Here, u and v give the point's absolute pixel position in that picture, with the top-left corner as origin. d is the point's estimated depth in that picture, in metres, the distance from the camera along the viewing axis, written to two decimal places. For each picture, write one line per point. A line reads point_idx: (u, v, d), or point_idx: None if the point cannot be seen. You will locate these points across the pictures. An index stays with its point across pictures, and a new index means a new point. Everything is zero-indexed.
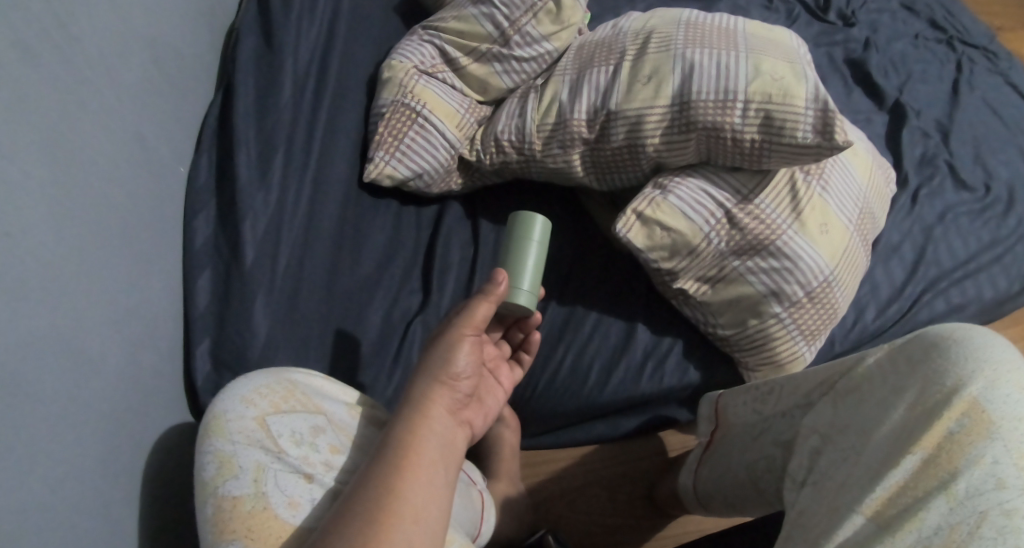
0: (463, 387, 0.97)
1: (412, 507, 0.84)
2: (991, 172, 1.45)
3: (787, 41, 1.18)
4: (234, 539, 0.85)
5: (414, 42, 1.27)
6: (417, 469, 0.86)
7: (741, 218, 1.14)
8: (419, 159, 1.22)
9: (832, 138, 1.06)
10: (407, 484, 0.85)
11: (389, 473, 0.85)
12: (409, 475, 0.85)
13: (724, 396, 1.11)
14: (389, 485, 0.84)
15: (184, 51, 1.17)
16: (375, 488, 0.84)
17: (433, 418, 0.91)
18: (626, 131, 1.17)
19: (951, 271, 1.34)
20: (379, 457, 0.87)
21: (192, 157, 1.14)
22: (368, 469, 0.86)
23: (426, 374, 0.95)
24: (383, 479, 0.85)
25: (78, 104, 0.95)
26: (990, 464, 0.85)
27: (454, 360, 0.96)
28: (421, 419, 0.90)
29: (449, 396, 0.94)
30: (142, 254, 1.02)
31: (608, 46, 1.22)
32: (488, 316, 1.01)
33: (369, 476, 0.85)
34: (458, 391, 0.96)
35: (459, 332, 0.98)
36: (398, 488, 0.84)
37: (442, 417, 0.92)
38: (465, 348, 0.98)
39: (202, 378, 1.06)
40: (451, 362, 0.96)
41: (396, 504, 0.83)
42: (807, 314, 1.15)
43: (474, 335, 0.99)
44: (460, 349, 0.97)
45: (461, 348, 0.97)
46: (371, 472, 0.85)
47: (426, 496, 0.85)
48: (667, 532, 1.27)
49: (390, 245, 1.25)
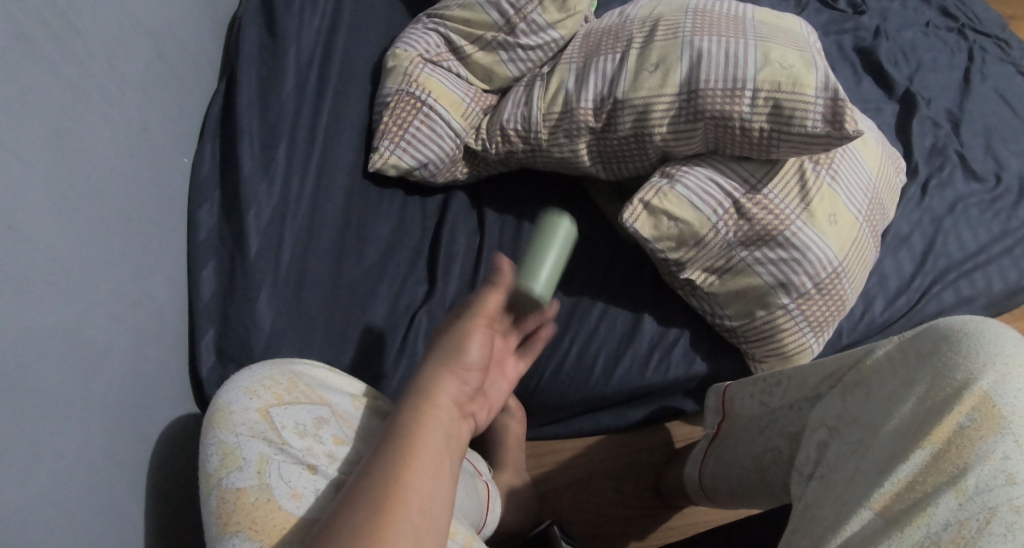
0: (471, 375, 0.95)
1: (416, 498, 0.83)
2: (1002, 163, 1.43)
3: (796, 28, 1.16)
4: (237, 532, 0.86)
5: (419, 31, 1.26)
6: (423, 458, 0.86)
7: (750, 208, 1.13)
8: (425, 149, 1.21)
9: (843, 127, 1.05)
10: (414, 472, 0.84)
11: (393, 463, 0.85)
12: (416, 464, 0.85)
13: (733, 387, 1.10)
14: (394, 474, 0.84)
15: (186, 40, 1.16)
16: (379, 478, 0.84)
17: (439, 406, 0.90)
18: (633, 120, 1.16)
19: (960, 263, 1.32)
20: (385, 445, 0.86)
21: (195, 148, 1.14)
22: (373, 457, 0.85)
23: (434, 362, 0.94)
24: (389, 468, 0.84)
25: (79, 98, 0.95)
26: (1000, 459, 0.84)
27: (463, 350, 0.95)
28: (427, 408, 0.89)
29: (458, 385, 0.93)
30: (144, 245, 1.01)
31: (615, 34, 1.21)
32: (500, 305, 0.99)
33: (375, 464, 0.85)
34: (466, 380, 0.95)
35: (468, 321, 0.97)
36: (403, 478, 0.84)
37: (449, 407, 0.91)
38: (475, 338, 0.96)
39: (207, 370, 1.06)
40: (463, 350, 0.95)
41: (402, 494, 0.83)
42: (816, 306, 1.15)
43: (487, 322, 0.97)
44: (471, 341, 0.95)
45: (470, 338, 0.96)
46: (377, 459, 0.85)
47: (430, 487, 0.85)
48: (673, 523, 1.27)
49: (395, 236, 1.25)
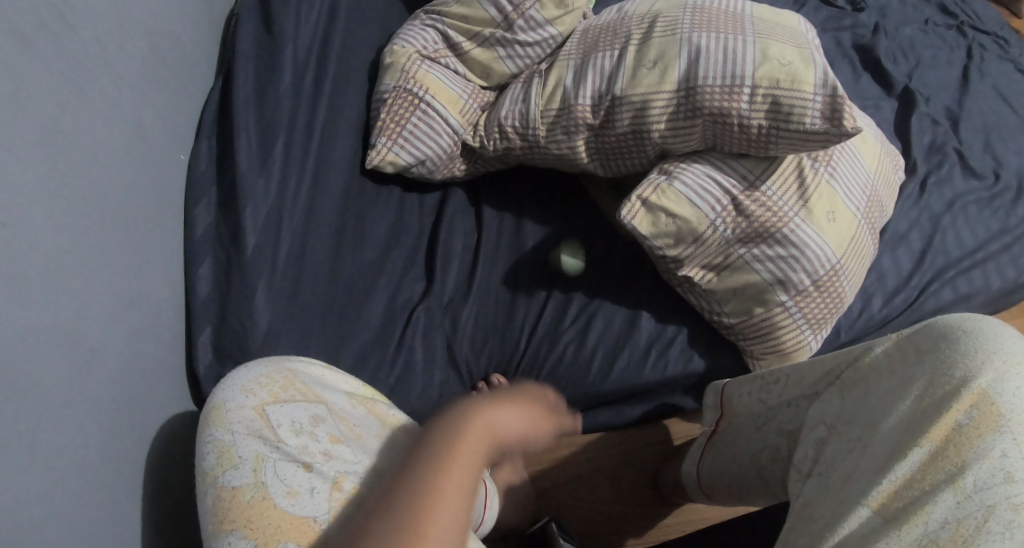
0: (526, 419, 0.98)
1: (446, 513, 0.84)
2: (1001, 160, 1.43)
3: (795, 25, 1.16)
4: (233, 530, 0.85)
5: (416, 27, 1.25)
6: (460, 484, 0.86)
7: (748, 205, 1.12)
8: (422, 145, 1.21)
9: (841, 124, 1.05)
10: (451, 496, 0.85)
11: (427, 476, 0.86)
12: (453, 488, 0.86)
13: (732, 383, 1.09)
14: (427, 487, 0.85)
15: (182, 36, 1.15)
16: (413, 489, 0.85)
17: (482, 439, 0.91)
18: (631, 116, 1.15)
19: (959, 260, 1.32)
20: (425, 463, 0.87)
21: (192, 145, 1.13)
22: (412, 473, 0.86)
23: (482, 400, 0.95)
24: (423, 480, 0.85)
25: (75, 95, 0.94)
26: (999, 457, 0.84)
27: (526, 402, 1.00)
28: (475, 432, 0.91)
29: (506, 416, 0.95)
30: (140, 243, 1.01)
31: (613, 30, 1.21)
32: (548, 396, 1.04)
33: (413, 480, 0.85)
34: (518, 417, 0.97)
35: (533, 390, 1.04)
36: (436, 491, 0.85)
37: (490, 431, 0.92)
38: (535, 400, 1.02)
39: (204, 367, 1.05)
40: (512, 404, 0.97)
41: (433, 507, 0.84)
42: (814, 303, 1.14)
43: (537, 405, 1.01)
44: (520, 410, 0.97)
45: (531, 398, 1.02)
46: (416, 476, 0.86)
47: (459, 503, 0.85)
48: (671, 521, 1.27)
49: (392, 233, 1.24)
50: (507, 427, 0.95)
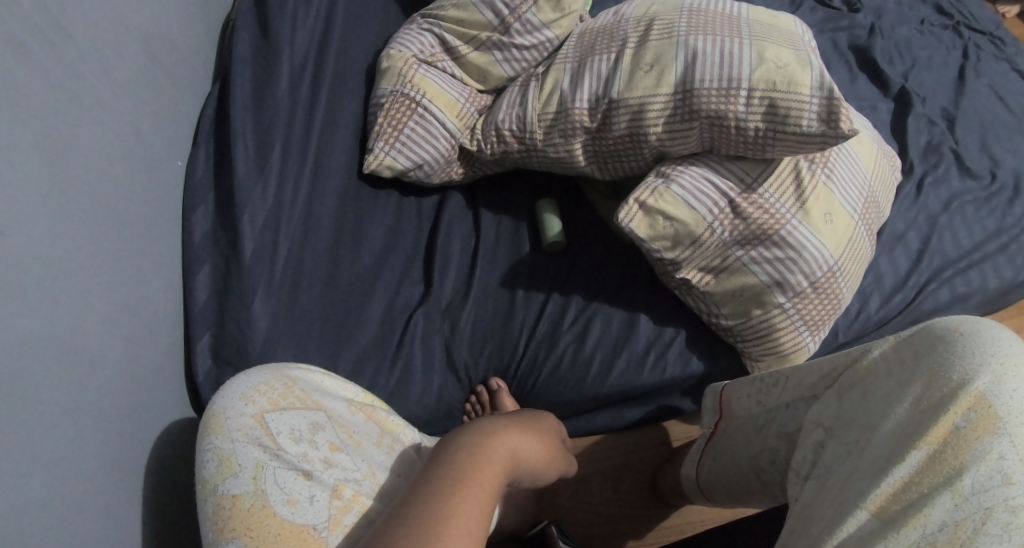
0: (540, 447, 0.98)
1: (457, 535, 0.84)
2: (997, 160, 1.43)
3: (790, 27, 1.16)
4: (233, 537, 0.87)
5: (413, 31, 1.26)
6: (474, 507, 0.87)
7: (745, 207, 1.12)
8: (419, 150, 1.21)
9: (837, 126, 1.05)
10: (463, 519, 0.85)
11: (440, 496, 0.86)
12: (466, 511, 0.86)
13: (729, 386, 1.09)
14: (441, 509, 0.85)
15: (178, 42, 1.15)
16: (427, 508, 0.85)
17: (497, 463, 0.91)
18: (628, 120, 1.16)
19: (956, 260, 1.32)
20: (441, 485, 0.87)
21: (190, 151, 1.13)
22: (425, 494, 0.86)
23: (498, 421, 0.96)
24: (438, 502, 0.86)
25: (72, 104, 0.94)
26: (996, 459, 0.84)
27: (540, 431, 1.00)
28: (489, 455, 0.91)
29: (522, 442, 0.95)
30: (137, 249, 1.01)
31: (609, 33, 1.21)
32: (552, 430, 1.04)
33: (426, 501, 0.86)
34: (531, 444, 0.97)
35: (546, 419, 1.04)
36: (449, 513, 0.85)
37: (505, 456, 0.92)
38: (549, 431, 1.02)
39: (203, 374, 1.05)
40: (525, 431, 0.97)
41: (445, 527, 0.84)
42: (812, 304, 1.15)
43: (546, 437, 1.01)
44: (531, 439, 0.97)
45: (545, 428, 1.02)
46: (430, 498, 0.86)
47: (472, 526, 0.85)
48: (671, 522, 1.26)
49: (390, 237, 1.24)
50: (522, 453, 0.95)
